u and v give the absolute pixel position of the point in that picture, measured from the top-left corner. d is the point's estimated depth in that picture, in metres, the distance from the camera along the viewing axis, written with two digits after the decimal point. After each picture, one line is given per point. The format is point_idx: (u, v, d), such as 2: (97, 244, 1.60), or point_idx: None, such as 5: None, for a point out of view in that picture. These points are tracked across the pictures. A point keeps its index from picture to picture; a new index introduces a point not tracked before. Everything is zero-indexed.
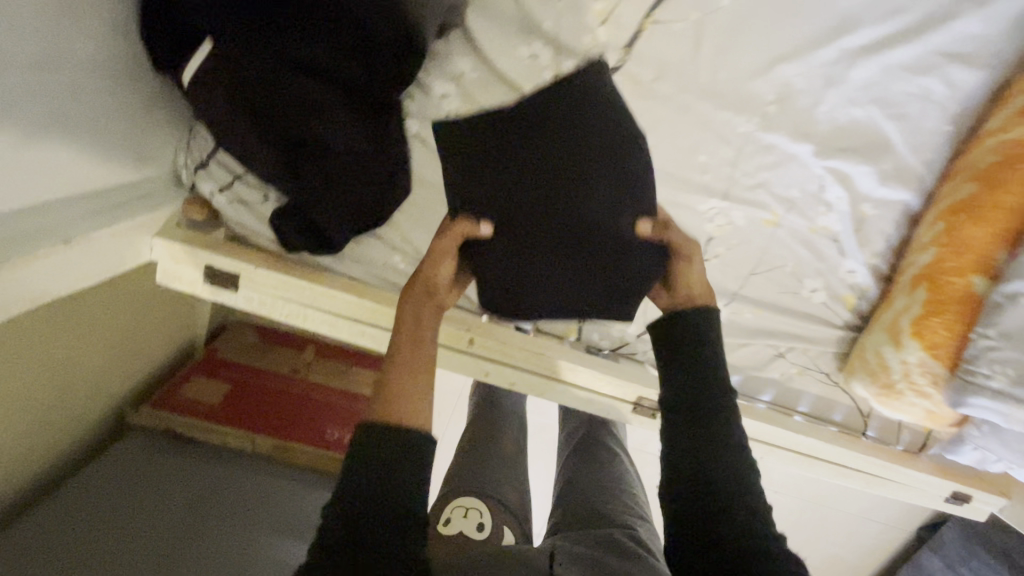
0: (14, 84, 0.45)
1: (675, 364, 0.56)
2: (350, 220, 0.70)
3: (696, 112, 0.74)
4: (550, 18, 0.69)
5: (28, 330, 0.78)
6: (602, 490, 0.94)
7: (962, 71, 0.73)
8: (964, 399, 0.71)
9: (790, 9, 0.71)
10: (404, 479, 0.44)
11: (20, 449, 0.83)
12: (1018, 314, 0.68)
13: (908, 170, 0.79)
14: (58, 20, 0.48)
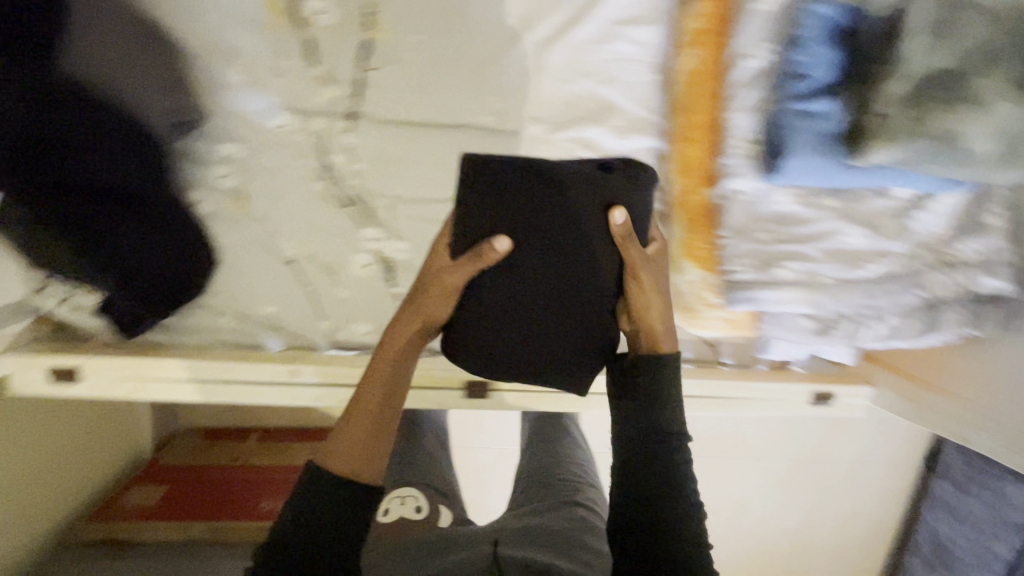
0: None
1: (637, 408, 0.67)
2: (165, 300, 0.83)
3: (435, 128, 0.88)
4: (282, 90, 0.83)
5: None
6: (562, 473, 1.13)
7: (641, 30, 0.84)
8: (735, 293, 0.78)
9: (475, 26, 0.84)
10: (349, 521, 0.55)
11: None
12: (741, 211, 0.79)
13: (638, 120, 0.88)
14: None
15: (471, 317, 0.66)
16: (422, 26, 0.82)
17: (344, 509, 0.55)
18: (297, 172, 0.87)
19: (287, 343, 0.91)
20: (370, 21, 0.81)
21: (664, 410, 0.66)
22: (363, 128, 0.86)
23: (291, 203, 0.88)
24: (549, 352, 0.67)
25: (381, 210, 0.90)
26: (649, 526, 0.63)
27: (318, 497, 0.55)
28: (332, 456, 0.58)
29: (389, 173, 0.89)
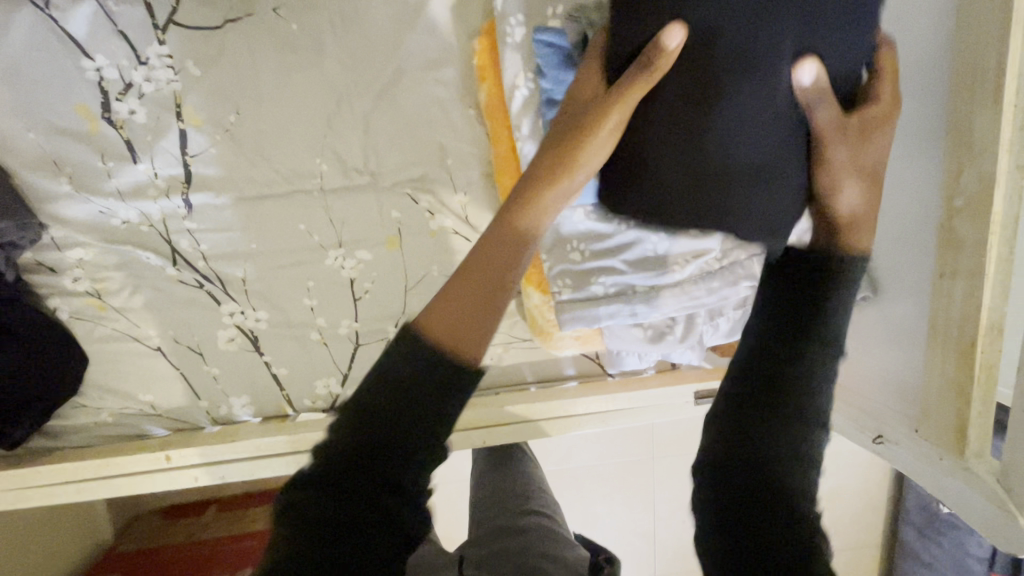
0: None
1: (786, 339, 0.60)
2: (38, 410, 0.86)
3: (273, 197, 0.90)
4: (115, 188, 0.86)
5: None
6: (521, 488, 1.01)
7: (447, 71, 0.87)
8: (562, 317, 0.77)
9: (288, 97, 0.87)
10: (430, 392, 0.53)
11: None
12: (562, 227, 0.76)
13: (467, 157, 0.91)
14: None
15: (649, 146, 0.63)
16: (233, 107, 0.86)
17: (450, 385, 0.54)
18: (146, 263, 0.90)
19: (173, 425, 0.94)
20: (182, 111, 0.85)
21: (791, 308, 0.62)
22: (202, 209, 0.89)
23: (149, 292, 0.91)
24: (688, 199, 0.64)
25: (235, 285, 0.92)
26: (734, 446, 0.59)
27: (406, 381, 0.53)
28: (425, 328, 0.54)
29: (236, 248, 0.91)
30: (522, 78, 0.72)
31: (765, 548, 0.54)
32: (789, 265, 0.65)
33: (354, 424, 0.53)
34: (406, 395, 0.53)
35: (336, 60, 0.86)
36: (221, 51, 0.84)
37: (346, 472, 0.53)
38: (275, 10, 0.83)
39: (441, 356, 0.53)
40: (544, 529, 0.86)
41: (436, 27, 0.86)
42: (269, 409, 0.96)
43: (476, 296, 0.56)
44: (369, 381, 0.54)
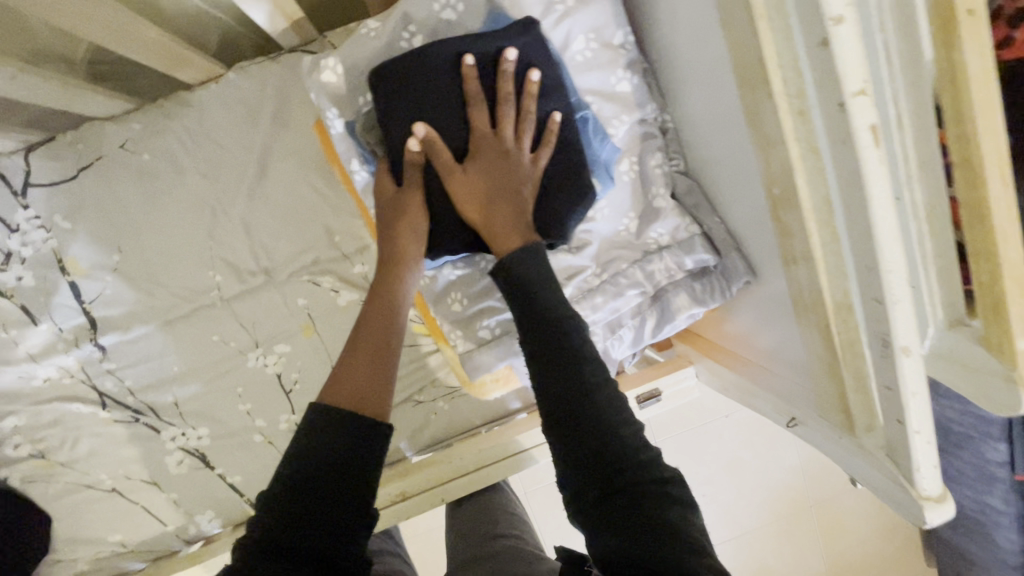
0: None
1: (541, 353, 0.55)
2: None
3: (179, 319, 0.92)
4: (28, 353, 0.88)
5: None
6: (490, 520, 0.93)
7: (308, 157, 0.89)
8: (469, 368, 0.76)
9: (165, 224, 0.89)
10: (350, 448, 0.49)
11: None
12: (436, 285, 0.75)
13: (353, 230, 0.92)
14: None
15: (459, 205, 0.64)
16: (115, 247, 0.88)
17: (371, 447, 0.51)
18: (78, 413, 0.92)
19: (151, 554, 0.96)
20: (65, 264, 0.87)
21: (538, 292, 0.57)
22: (114, 348, 0.91)
23: (89, 438, 0.93)
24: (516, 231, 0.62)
25: (168, 411, 0.94)
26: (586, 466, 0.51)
27: (334, 441, 0.49)
28: (333, 402, 0.52)
29: (158, 375, 0.93)
30: (353, 164, 0.70)
31: (662, 545, 0.46)
32: (515, 284, 0.57)
33: (304, 488, 0.47)
34: (323, 462, 0.48)
35: (194, 177, 0.87)
36: (88, 199, 0.86)
37: (301, 518, 0.47)
38: (123, 146, 0.85)
39: (346, 419, 0.51)
40: (529, 550, 0.83)
41: (283, 121, 0.87)
42: (237, 515, 0.97)
43: (371, 357, 0.57)
44: (314, 426, 0.50)
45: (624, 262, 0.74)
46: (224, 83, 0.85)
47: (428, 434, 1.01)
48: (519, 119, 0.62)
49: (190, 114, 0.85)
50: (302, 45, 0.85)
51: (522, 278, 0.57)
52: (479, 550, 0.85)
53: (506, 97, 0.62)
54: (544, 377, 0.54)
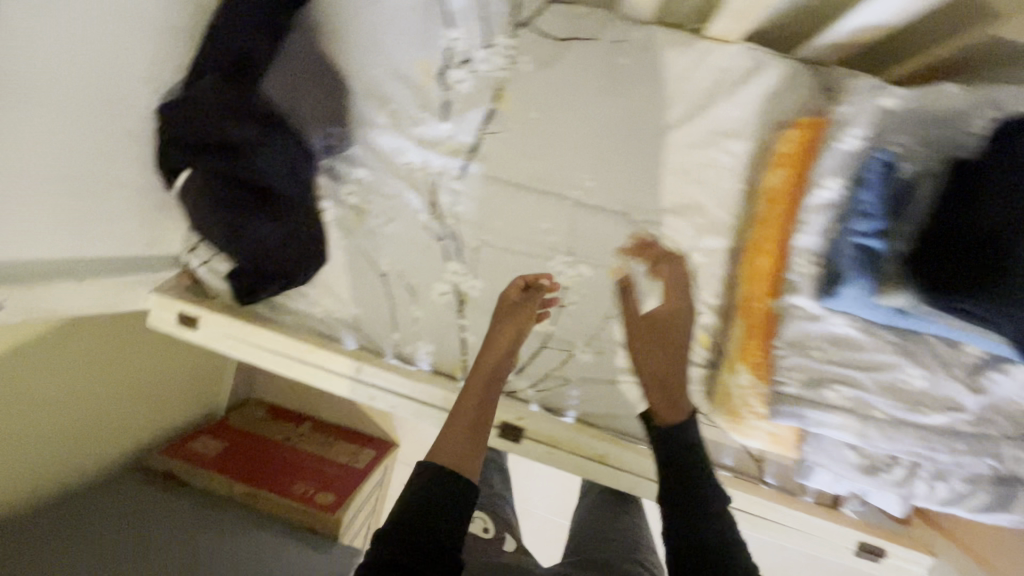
0: (57, 196, 0.78)
1: (671, 466, 0.75)
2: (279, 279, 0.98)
3: (531, 191, 0.99)
4: (415, 137, 0.99)
5: (81, 371, 1.07)
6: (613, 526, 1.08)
7: (737, 144, 0.91)
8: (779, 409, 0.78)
9: (584, 116, 0.94)
10: (453, 508, 0.62)
11: (44, 469, 1.06)
12: (794, 325, 0.78)
13: (719, 223, 0.94)
14: (98, 162, 0.83)
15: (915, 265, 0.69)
16: (538, 106, 0.95)
17: (452, 503, 0.63)
18: (408, 204, 1.02)
19: (364, 343, 1.03)
20: (498, 95, 0.95)
21: (683, 456, 0.75)
22: (471, 178, 1.00)
23: (399, 226, 1.02)
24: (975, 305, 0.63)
25: (466, 251, 1.01)
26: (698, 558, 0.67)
27: (432, 490, 0.63)
28: (435, 459, 0.67)
29: (482, 220, 1.01)
30: (831, 181, 0.79)
31: None
32: (661, 432, 0.77)
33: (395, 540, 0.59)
34: (415, 512, 0.61)
35: (639, 99, 0.93)
36: (555, 58, 0.93)
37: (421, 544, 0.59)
38: (616, 41, 0.91)
39: (442, 480, 0.64)
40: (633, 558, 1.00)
41: (742, 104, 0.90)
42: (447, 365, 1.03)
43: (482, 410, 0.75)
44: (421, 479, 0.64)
45: (994, 438, 0.75)
46: (724, 47, 0.89)
47: (633, 425, 0.99)
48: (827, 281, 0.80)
49: (679, 52, 0.90)
50: (818, 62, 0.90)
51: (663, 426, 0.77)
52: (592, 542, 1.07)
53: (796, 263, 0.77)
54: (678, 489, 0.73)
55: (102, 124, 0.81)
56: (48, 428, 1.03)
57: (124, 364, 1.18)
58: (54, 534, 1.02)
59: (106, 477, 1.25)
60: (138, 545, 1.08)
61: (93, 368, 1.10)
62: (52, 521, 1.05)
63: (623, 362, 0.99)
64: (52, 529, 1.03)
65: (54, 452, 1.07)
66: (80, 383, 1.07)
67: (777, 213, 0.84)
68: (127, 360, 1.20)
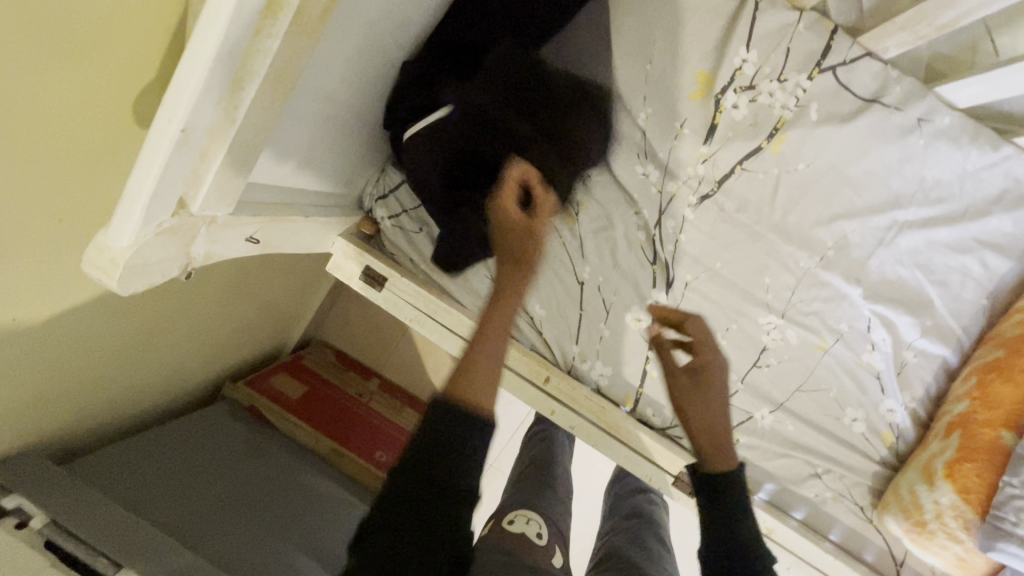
0: (317, 124, 0.68)
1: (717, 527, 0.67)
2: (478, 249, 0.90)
3: (765, 241, 0.92)
4: (664, 149, 0.91)
5: (185, 305, 0.91)
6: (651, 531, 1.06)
7: (996, 258, 0.88)
8: (993, 543, 0.76)
9: (851, 183, 0.89)
10: (454, 460, 0.54)
11: (150, 389, 0.98)
12: None
13: (947, 330, 0.91)
14: (352, 90, 0.73)
15: None
16: (809, 159, 0.89)
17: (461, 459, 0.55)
18: (629, 217, 0.94)
19: (540, 347, 0.97)
20: (773, 135, 0.89)
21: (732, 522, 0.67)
22: (707, 210, 0.92)
23: (612, 235, 0.94)
24: None
25: (677, 284, 0.94)
26: None
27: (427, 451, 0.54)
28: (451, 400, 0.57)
29: (704, 257, 0.94)
30: None
31: None
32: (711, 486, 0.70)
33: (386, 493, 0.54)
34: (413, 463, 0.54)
35: (916, 184, 0.88)
36: (849, 118, 0.87)
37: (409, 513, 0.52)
38: (919, 120, 0.86)
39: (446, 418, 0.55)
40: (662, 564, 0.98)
41: (1018, 220, 0.87)
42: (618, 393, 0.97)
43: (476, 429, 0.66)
44: (424, 420, 0.56)
45: None
46: None
47: (790, 500, 0.97)
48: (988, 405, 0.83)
49: (981, 150, 0.86)
50: None
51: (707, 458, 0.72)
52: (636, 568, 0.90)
53: None
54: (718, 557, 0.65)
55: (372, 45, 0.70)
56: (170, 345, 0.95)
57: (245, 290, 1.08)
58: (155, 457, 0.95)
59: (192, 401, 1.17)
60: (232, 483, 1.02)
61: (197, 302, 0.94)
62: (149, 440, 0.98)
63: (798, 436, 0.96)
64: (152, 449, 0.96)
65: (164, 371, 0.99)
66: (181, 315, 0.92)
67: None
68: (230, 292, 1.05)
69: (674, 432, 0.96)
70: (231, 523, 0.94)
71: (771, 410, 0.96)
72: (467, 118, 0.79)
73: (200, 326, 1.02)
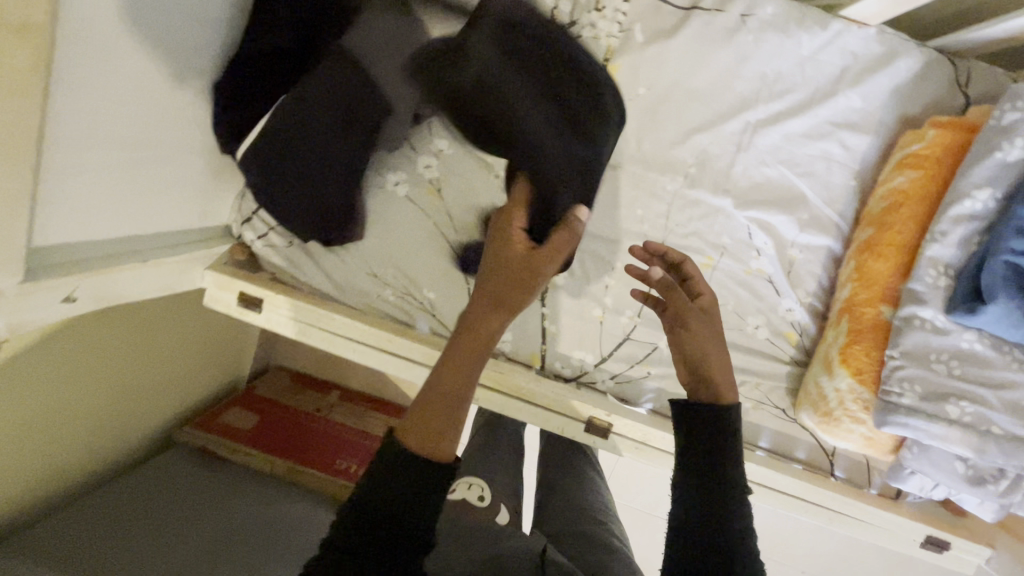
0: (111, 169, 0.67)
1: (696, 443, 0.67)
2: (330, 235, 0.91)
3: (627, 174, 0.92)
4: None
5: (102, 351, 0.94)
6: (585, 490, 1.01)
7: (853, 136, 0.88)
8: (886, 418, 0.75)
9: (696, 96, 0.88)
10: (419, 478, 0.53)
11: (78, 455, 0.99)
12: (913, 335, 0.74)
13: (824, 219, 0.91)
14: (151, 124, 0.71)
15: None
16: (647, 82, 0.88)
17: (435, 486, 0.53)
18: (491, 182, 0.94)
19: (438, 329, 0.98)
20: (605, 67, 0.88)
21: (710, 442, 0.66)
22: None
23: (480, 204, 0.94)
24: None
25: None
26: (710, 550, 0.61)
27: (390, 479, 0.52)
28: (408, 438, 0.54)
29: None
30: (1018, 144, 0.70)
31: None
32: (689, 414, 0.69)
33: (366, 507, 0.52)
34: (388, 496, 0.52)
35: (759, 81, 0.87)
36: (676, 32, 0.86)
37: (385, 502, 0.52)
38: (742, 18, 0.86)
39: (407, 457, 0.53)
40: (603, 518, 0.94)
41: (865, 93, 0.87)
42: (524, 355, 0.98)
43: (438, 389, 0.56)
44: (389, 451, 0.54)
45: None
46: (860, 30, 0.85)
47: None
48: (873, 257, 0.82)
49: (811, 32, 0.86)
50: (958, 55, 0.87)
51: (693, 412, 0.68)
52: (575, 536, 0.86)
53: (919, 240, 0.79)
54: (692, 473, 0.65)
55: (157, 74, 0.69)
56: (83, 414, 0.96)
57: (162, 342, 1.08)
58: (106, 518, 0.97)
59: (141, 455, 1.18)
60: (196, 524, 1.05)
61: (112, 345, 0.97)
62: (95, 504, 1.00)
63: None
64: (98, 512, 0.98)
65: (87, 437, 1.00)
66: (98, 362, 0.95)
67: (909, 211, 0.79)
68: (153, 331, 1.08)
69: (584, 380, 0.97)
70: (184, 562, 0.95)
71: None
72: (292, 129, 0.80)
73: (121, 379, 1.03)
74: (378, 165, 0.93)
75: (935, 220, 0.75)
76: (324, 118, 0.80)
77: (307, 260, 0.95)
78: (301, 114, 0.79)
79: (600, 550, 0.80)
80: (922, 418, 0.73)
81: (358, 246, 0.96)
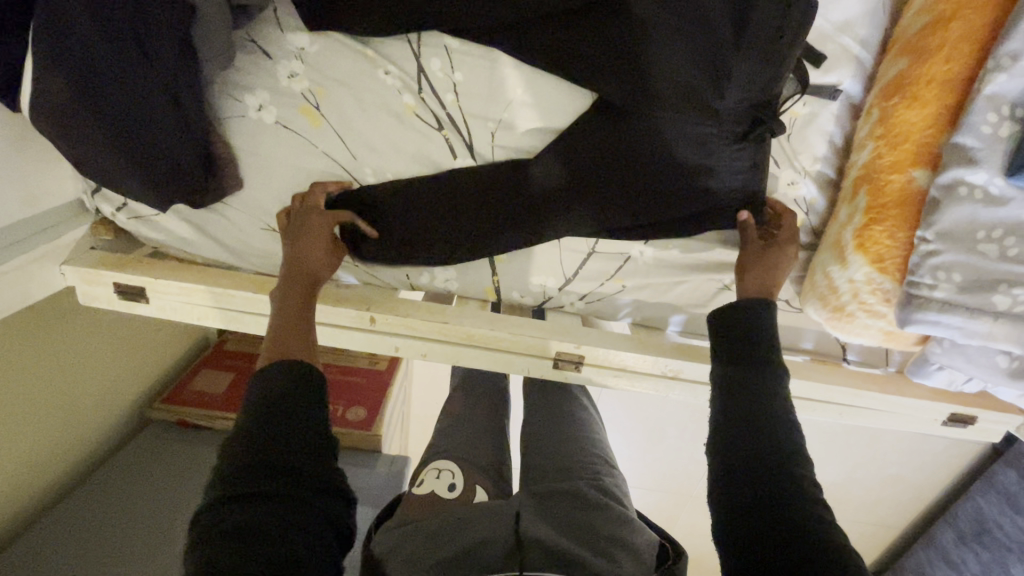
0: None
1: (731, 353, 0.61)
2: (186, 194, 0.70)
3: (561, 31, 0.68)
4: None
5: None
6: (573, 435, 0.92)
7: None
8: (909, 316, 0.59)
9: None
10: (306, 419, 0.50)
11: (25, 472, 0.85)
12: (955, 208, 0.56)
13: (844, 50, 0.67)
14: None
15: None
16: None
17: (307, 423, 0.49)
18: (380, 82, 0.70)
19: (371, 280, 0.82)
20: None
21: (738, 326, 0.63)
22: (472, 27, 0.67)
23: (374, 115, 0.72)
24: None
25: (480, 142, 0.73)
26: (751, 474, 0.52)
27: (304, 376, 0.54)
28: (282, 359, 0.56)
29: (495, 93, 0.71)
30: None
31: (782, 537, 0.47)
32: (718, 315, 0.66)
33: (265, 442, 0.47)
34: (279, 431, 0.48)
35: None
36: None
37: (273, 479, 0.45)
38: None
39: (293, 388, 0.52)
40: (594, 470, 0.83)
41: None
42: (474, 291, 0.83)
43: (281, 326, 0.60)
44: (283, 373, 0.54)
45: None
46: None
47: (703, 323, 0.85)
48: (904, 97, 0.59)
49: None
50: None
51: (728, 317, 0.64)
52: (549, 492, 0.76)
53: (975, 59, 0.56)
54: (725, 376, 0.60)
55: None
56: (18, 422, 0.81)
57: (87, 338, 0.91)
58: (88, 524, 0.87)
59: (113, 443, 1.04)
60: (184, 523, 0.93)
61: None
62: (70, 510, 0.89)
63: (690, 256, 0.80)
64: (74, 516, 0.88)
65: (33, 447, 0.85)
66: None
67: (963, 27, 0.56)
68: None
69: (548, 305, 0.83)
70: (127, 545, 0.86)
71: (647, 242, 0.78)
72: (71, 77, 0.55)
73: None
74: (228, 87, 0.70)
75: (999, 40, 0.53)
76: (115, 47, 0.56)
77: (187, 226, 0.78)
78: (81, 59, 0.55)
79: (589, 512, 0.72)
80: (958, 314, 0.57)
81: (239, 197, 0.76)
